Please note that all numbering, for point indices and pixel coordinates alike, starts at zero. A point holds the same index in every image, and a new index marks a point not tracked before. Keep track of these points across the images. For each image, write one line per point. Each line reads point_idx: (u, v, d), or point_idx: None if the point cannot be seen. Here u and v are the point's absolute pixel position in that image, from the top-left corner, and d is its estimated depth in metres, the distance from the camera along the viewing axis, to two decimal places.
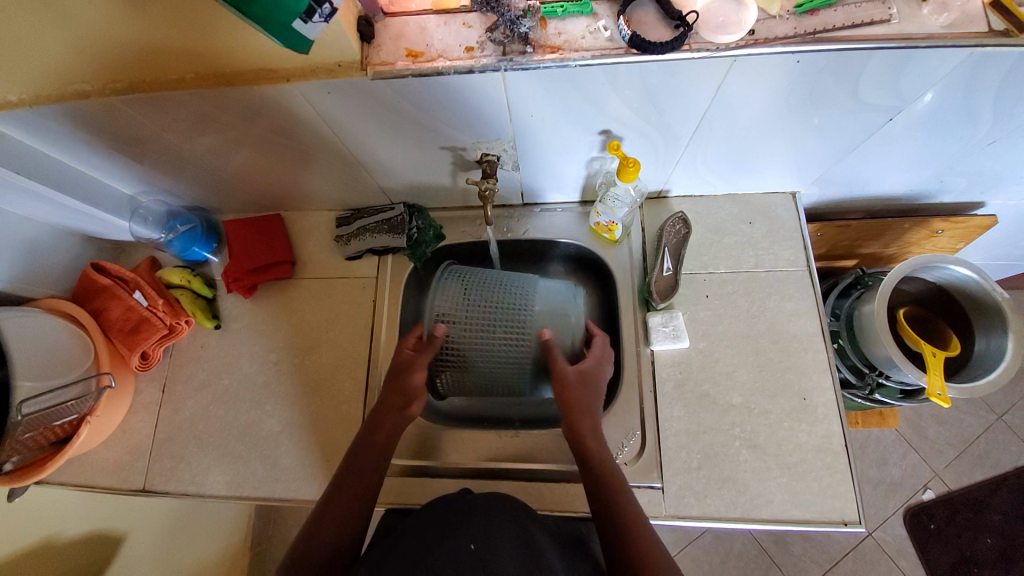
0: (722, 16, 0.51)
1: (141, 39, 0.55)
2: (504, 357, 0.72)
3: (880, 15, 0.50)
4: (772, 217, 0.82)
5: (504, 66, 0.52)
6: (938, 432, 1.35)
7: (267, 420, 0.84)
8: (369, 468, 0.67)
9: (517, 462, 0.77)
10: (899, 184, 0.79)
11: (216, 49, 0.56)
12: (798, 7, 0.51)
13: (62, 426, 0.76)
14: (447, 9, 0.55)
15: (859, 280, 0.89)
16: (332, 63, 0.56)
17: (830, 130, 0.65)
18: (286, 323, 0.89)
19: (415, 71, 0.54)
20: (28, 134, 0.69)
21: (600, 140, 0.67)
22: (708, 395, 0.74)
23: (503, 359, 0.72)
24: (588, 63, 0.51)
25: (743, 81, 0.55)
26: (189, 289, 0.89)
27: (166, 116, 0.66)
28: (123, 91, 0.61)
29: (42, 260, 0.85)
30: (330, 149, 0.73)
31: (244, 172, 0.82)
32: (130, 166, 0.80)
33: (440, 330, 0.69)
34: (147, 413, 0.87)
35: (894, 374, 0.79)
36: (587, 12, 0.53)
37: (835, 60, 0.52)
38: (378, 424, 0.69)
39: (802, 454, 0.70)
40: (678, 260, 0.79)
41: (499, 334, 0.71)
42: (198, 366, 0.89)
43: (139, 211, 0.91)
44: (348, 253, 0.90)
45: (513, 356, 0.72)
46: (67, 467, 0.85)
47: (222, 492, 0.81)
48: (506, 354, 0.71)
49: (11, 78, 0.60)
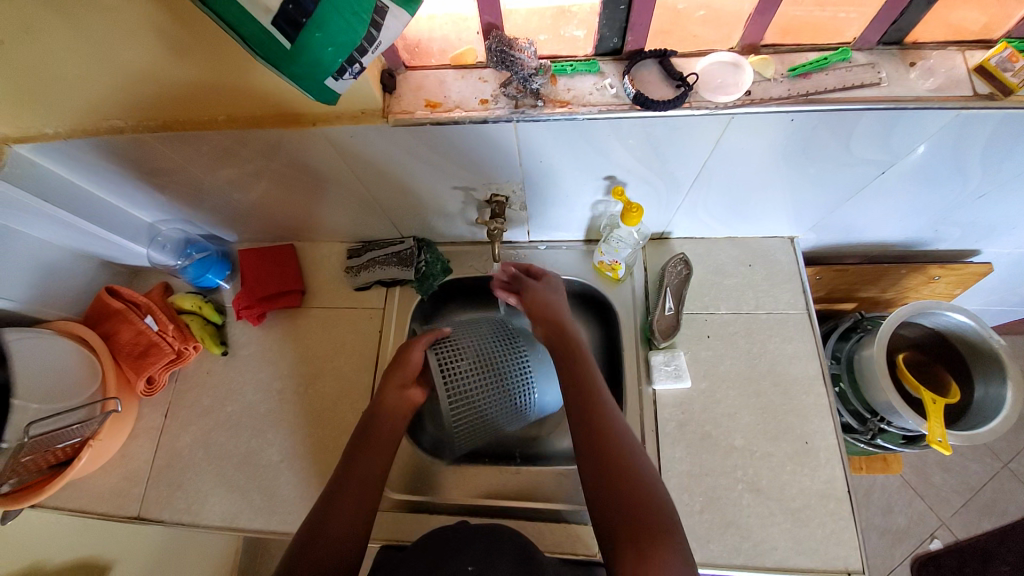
0: (721, 78, 0.54)
1: (177, 83, 0.59)
2: (495, 356, 0.78)
3: (869, 79, 0.54)
4: (771, 260, 0.84)
5: (516, 118, 0.56)
6: (944, 479, 1.32)
7: (267, 448, 0.84)
8: (358, 489, 0.63)
9: (518, 500, 0.77)
10: (895, 231, 0.82)
11: (247, 95, 0.60)
12: (791, 71, 0.55)
13: (64, 449, 0.76)
14: (464, 64, 0.59)
15: (859, 323, 0.91)
16: (356, 110, 0.59)
17: (825, 180, 0.68)
18: (292, 350, 0.91)
19: (432, 121, 0.57)
20: (61, 165, 0.73)
21: (604, 185, 0.70)
22: (710, 436, 0.74)
23: (495, 359, 0.77)
24: (594, 117, 0.55)
25: (741, 136, 0.58)
26: (200, 316, 0.91)
27: (193, 151, 0.70)
28: (157, 129, 0.66)
29: (58, 283, 0.87)
30: (348, 187, 0.77)
31: (261, 204, 0.85)
32: (152, 196, 0.83)
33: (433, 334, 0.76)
34: (148, 439, 0.87)
35: (895, 420, 0.79)
36: (594, 71, 0.57)
37: (826, 119, 0.55)
38: (369, 443, 0.68)
39: (805, 499, 0.70)
40: (680, 300, 0.81)
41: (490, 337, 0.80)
42: (202, 392, 0.90)
43: (158, 239, 0.93)
44: (357, 284, 0.92)
45: (501, 357, 0.78)
46: (62, 491, 0.84)
47: (217, 523, 0.80)
48: (498, 345, 0.79)
49: (51, 115, 0.64)
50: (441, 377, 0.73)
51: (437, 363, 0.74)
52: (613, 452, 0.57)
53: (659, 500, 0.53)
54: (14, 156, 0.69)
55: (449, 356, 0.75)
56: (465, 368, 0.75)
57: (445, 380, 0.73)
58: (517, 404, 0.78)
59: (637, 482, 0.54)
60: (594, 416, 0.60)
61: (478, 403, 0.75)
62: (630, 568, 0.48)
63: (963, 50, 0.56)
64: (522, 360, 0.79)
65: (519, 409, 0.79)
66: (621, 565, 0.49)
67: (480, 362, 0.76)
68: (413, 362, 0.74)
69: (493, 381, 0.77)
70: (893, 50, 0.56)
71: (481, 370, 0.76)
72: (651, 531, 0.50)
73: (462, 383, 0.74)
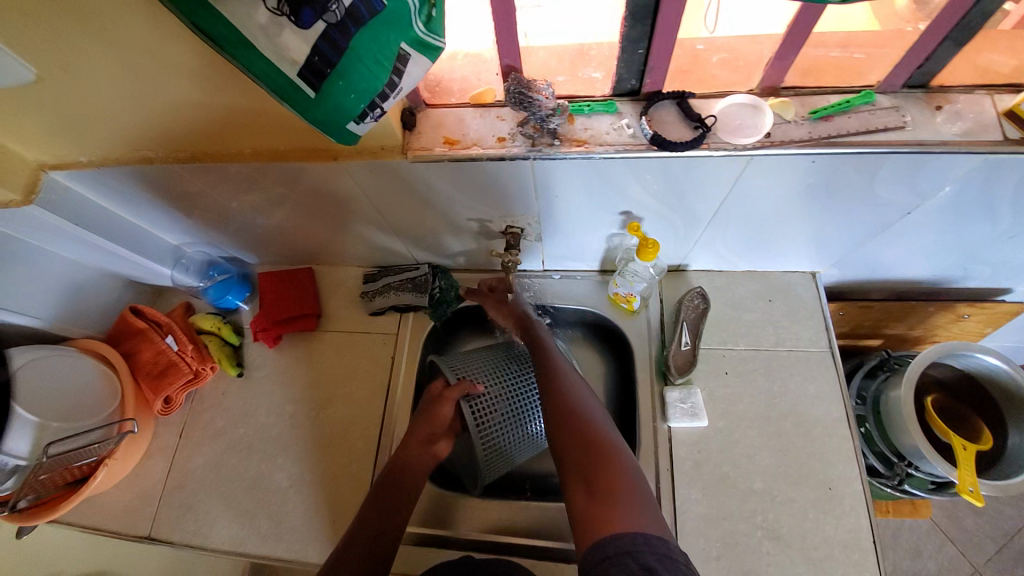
0: (740, 119, 0.54)
1: (205, 118, 0.61)
2: (524, 399, 0.77)
3: (894, 122, 0.53)
4: (793, 296, 0.82)
5: (533, 156, 0.56)
6: (976, 523, 1.25)
7: (277, 473, 0.84)
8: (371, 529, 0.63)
9: (529, 535, 0.75)
10: (921, 269, 0.79)
11: (271, 129, 0.62)
12: (813, 113, 0.54)
13: (79, 467, 0.78)
14: (483, 103, 0.59)
15: (884, 362, 0.87)
16: (376, 146, 0.61)
17: (848, 218, 0.66)
18: (306, 374, 0.91)
19: (451, 158, 0.58)
20: (93, 190, 0.76)
21: (620, 220, 0.70)
22: (727, 477, 0.72)
23: (524, 401, 0.77)
24: (611, 156, 0.55)
25: (759, 176, 0.58)
26: (218, 336, 0.93)
27: (218, 179, 0.72)
28: (185, 160, 0.68)
29: (85, 302, 0.89)
30: (366, 216, 0.78)
31: (282, 229, 0.87)
32: (178, 220, 0.86)
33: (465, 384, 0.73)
34: (162, 458, 0.88)
35: (923, 465, 0.76)
36: (611, 111, 0.57)
37: (848, 160, 0.54)
38: (384, 483, 0.68)
39: (828, 549, 0.67)
40: (696, 336, 0.80)
41: (510, 375, 0.79)
42: (217, 413, 0.90)
43: (182, 261, 0.96)
44: (372, 309, 0.92)
45: (529, 400, 0.78)
46: (76, 508, 0.86)
47: (225, 547, 0.79)
48: (522, 384, 0.78)
49: (87, 145, 0.67)
50: (475, 429, 0.73)
51: (470, 415, 0.73)
52: (559, 402, 0.61)
53: (601, 433, 0.57)
54: (49, 181, 0.72)
55: (480, 406, 0.74)
56: (497, 415, 0.75)
57: (478, 429, 0.73)
58: (535, 430, 0.78)
59: (579, 422, 0.59)
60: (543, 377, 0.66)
61: (508, 447, 0.76)
62: (582, 501, 0.52)
63: (992, 92, 0.54)
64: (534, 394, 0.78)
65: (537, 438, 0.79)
66: (576, 500, 0.53)
67: (508, 404, 0.76)
68: (443, 416, 0.72)
69: (516, 422, 0.76)
70: (918, 93, 0.55)
71: (506, 413, 0.76)
72: (594, 463, 0.54)
73: (494, 432, 0.74)
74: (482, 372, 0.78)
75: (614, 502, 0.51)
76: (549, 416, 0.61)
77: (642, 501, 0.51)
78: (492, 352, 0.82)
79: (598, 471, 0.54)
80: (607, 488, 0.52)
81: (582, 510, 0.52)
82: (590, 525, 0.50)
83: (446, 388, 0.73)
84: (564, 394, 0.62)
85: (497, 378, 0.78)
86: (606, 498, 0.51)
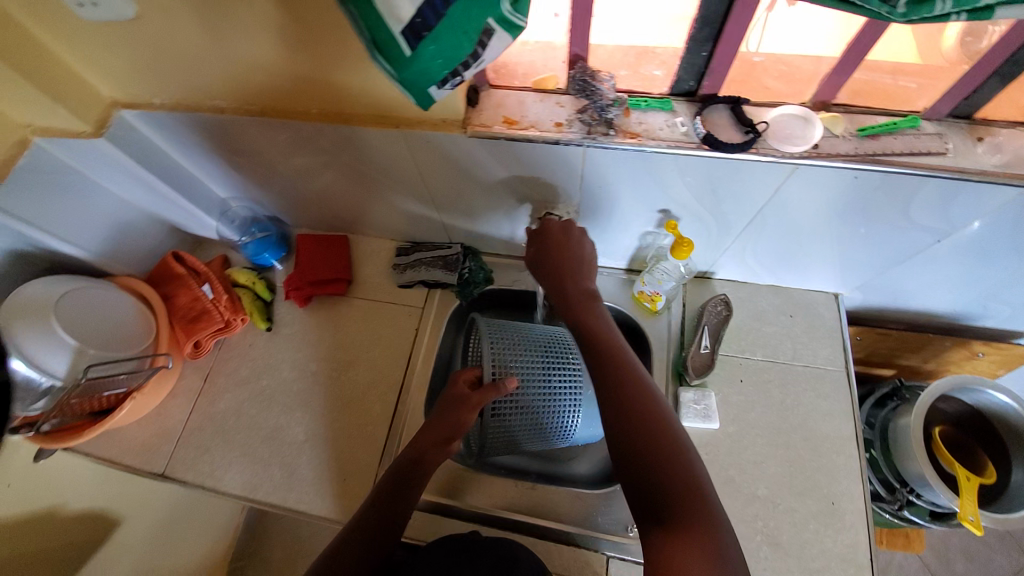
0: (790, 129, 0.56)
1: (281, 73, 0.64)
2: (549, 396, 0.77)
3: (936, 148, 0.55)
4: (814, 314, 0.84)
5: (587, 143, 0.59)
6: (968, 569, 1.25)
7: (294, 427, 0.87)
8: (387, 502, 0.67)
9: (532, 515, 0.77)
10: (944, 302, 0.81)
11: (340, 91, 0.65)
12: (861, 131, 0.57)
13: (107, 398, 0.81)
14: (544, 88, 0.63)
15: (896, 391, 0.89)
16: (438, 118, 0.64)
17: (880, 241, 0.68)
18: (331, 336, 0.94)
19: (508, 136, 0.61)
20: (159, 134, 0.80)
21: (658, 218, 0.72)
22: (733, 481, 0.73)
23: (548, 398, 0.77)
24: (662, 150, 0.58)
25: (800, 187, 0.60)
26: (252, 291, 0.96)
27: (279, 137, 0.75)
28: (253, 113, 0.71)
29: (129, 242, 0.93)
30: (409, 187, 0.81)
31: (325, 193, 0.90)
32: (230, 173, 0.89)
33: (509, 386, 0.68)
34: (184, 400, 0.91)
35: (925, 493, 0.78)
36: (667, 109, 0.60)
37: (888, 180, 0.56)
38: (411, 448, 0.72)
39: (825, 561, 0.68)
40: (716, 340, 0.82)
41: (544, 370, 0.78)
42: (242, 363, 0.93)
43: (227, 214, 1.00)
44: (401, 281, 0.95)
45: (554, 395, 0.78)
46: (96, 438, 0.88)
47: (237, 491, 0.82)
48: (553, 383, 0.78)
49: (162, 88, 0.71)
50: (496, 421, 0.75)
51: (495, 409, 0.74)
52: (649, 429, 0.55)
53: (701, 485, 0.51)
54: (119, 120, 0.75)
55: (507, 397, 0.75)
56: (520, 412, 0.76)
57: (499, 422, 0.75)
58: (552, 428, 0.79)
59: (671, 460, 0.53)
60: (628, 392, 0.58)
61: (519, 436, 0.78)
62: (658, 544, 0.48)
63: None
64: (564, 395, 0.79)
65: (554, 436, 0.80)
66: (651, 538, 0.50)
67: (533, 401, 0.76)
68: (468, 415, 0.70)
69: (537, 420, 0.77)
70: (962, 123, 0.57)
71: (529, 412, 0.77)
72: (676, 501, 0.50)
73: (512, 423, 0.76)
74: (518, 366, 0.76)
75: (692, 550, 0.47)
76: (621, 433, 0.56)
77: (729, 566, 0.46)
78: (534, 341, 0.80)
79: (685, 521, 0.49)
80: (699, 551, 0.47)
81: (658, 553, 0.48)
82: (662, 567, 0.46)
83: (475, 392, 0.70)
84: (650, 406, 0.57)
85: (529, 373, 0.76)
86: (689, 551, 0.47)
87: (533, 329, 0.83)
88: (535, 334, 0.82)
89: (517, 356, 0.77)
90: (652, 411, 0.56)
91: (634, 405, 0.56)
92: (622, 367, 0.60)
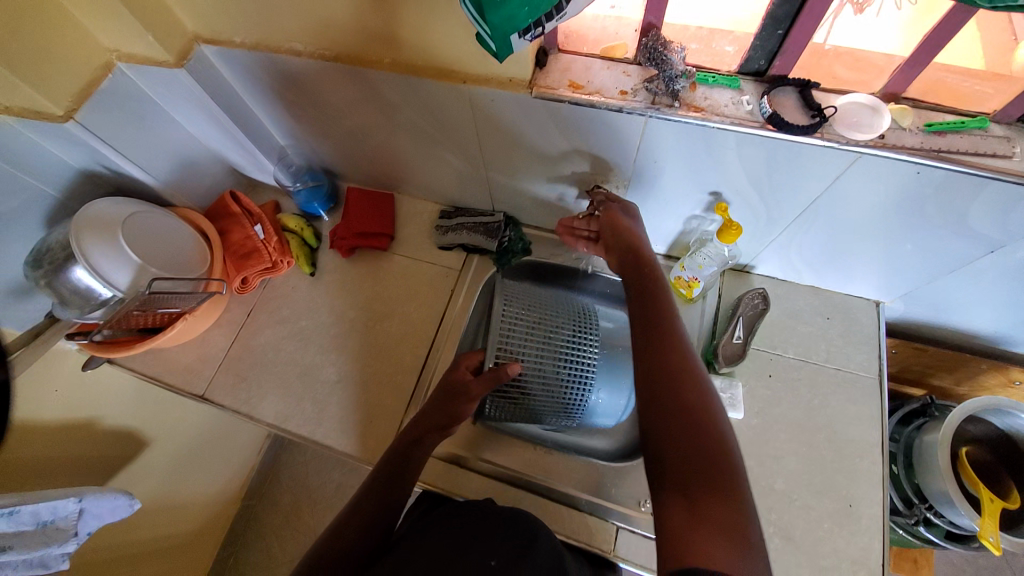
0: (855, 117, 0.56)
1: (359, 19, 0.67)
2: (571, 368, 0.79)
3: (1002, 151, 0.54)
4: (851, 318, 0.84)
5: (650, 112, 0.60)
6: None
7: (327, 367, 0.90)
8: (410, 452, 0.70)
9: (547, 479, 0.79)
10: (987, 321, 0.79)
11: (412, 44, 0.68)
12: (928, 126, 0.56)
13: (159, 317, 0.86)
14: (613, 57, 0.64)
15: (925, 408, 0.88)
16: (506, 77, 0.66)
17: (931, 248, 0.68)
18: (369, 287, 0.97)
19: (572, 99, 0.62)
20: (233, 72, 0.84)
21: (708, 200, 0.73)
22: (751, 471, 0.74)
23: (570, 371, 0.79)
24: (725, 127, 0.58)
25: (859, 179, 0.60)
26: (300, 236, 1.00)
27: (346, 86, 0.78)
28: (326, 58, 0.74)
29: (192, 176, 0.98)
30: (463, 147, 0.83)
31: (380, 149, 0.93)
32: (292, 120, 0.93)
33: (512, 369, 0.71)
34: (227, 331, 0.95)
35: (946, 513, 0.76)
36: (734, 87, 0.60)
37: (952, 180, 0.56)
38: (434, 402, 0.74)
39: (836, 560, 0.68)
40: (750, 332, 0.82)
41: (570, 341, 0.79)
42: (284, 303, 0.97)
43: (285, 159, 1.03)
44: (442, 242, 0.98)
45: (579, 371, 0.79)
46: (143, 356, 0.94)
47: (269, 420, 0.86)
48: (576, 356, 0.79)
49: (243, 26, 0.75)
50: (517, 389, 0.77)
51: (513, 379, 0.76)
52: (682, 404, 0.56)
53: (731, 466, 0.52)
54: (199, 54, 0.80)
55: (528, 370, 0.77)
56: (543, 381, 0.77)
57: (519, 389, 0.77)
58: (572, 400, 0.80)
59: (701, 437, 0.53)
60: (666, 367, 0.59)
61: (545, 410, 0.80)
62: (677, 514, 0.49)
63: None
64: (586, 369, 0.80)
65: (575, 409, 0.81)
66: (670, 507, 0.50)
67: (557, 371, 0.78)
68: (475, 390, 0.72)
69: (559, 390, 0.79)
70: None
71: (550, 383, 0.78)
72: (702, 477, 0.51)
73: (535, 392, 0.78)
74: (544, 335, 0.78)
75: (711, 523, 0.47)
76: (655, 407, 0.57)
77: (751, 548, 0.46)
78: (565, 313, 0.83)
79: (710, 493, 0.50)
80: (718, 525, 0.47)
81: (677, 522, 0.49)
82: (679, 536, 0.47)
83: (474, 382, 0.72)
84: (689, 386, 0.57)
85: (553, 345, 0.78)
86: (707, 524, 0.47)
87: (569, 303, 0.85)
88: (567, 307, 0.84)
89: (547, 325, 0.79)
90: (691, 390, 0.57)
91: (672, 380, 0.58)
92: (667, 341, 0.61)
